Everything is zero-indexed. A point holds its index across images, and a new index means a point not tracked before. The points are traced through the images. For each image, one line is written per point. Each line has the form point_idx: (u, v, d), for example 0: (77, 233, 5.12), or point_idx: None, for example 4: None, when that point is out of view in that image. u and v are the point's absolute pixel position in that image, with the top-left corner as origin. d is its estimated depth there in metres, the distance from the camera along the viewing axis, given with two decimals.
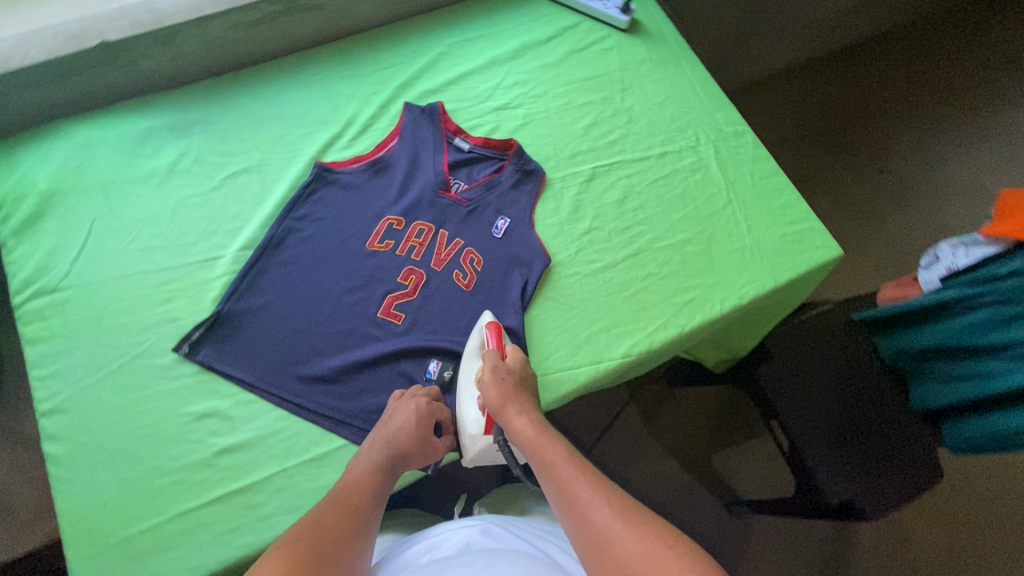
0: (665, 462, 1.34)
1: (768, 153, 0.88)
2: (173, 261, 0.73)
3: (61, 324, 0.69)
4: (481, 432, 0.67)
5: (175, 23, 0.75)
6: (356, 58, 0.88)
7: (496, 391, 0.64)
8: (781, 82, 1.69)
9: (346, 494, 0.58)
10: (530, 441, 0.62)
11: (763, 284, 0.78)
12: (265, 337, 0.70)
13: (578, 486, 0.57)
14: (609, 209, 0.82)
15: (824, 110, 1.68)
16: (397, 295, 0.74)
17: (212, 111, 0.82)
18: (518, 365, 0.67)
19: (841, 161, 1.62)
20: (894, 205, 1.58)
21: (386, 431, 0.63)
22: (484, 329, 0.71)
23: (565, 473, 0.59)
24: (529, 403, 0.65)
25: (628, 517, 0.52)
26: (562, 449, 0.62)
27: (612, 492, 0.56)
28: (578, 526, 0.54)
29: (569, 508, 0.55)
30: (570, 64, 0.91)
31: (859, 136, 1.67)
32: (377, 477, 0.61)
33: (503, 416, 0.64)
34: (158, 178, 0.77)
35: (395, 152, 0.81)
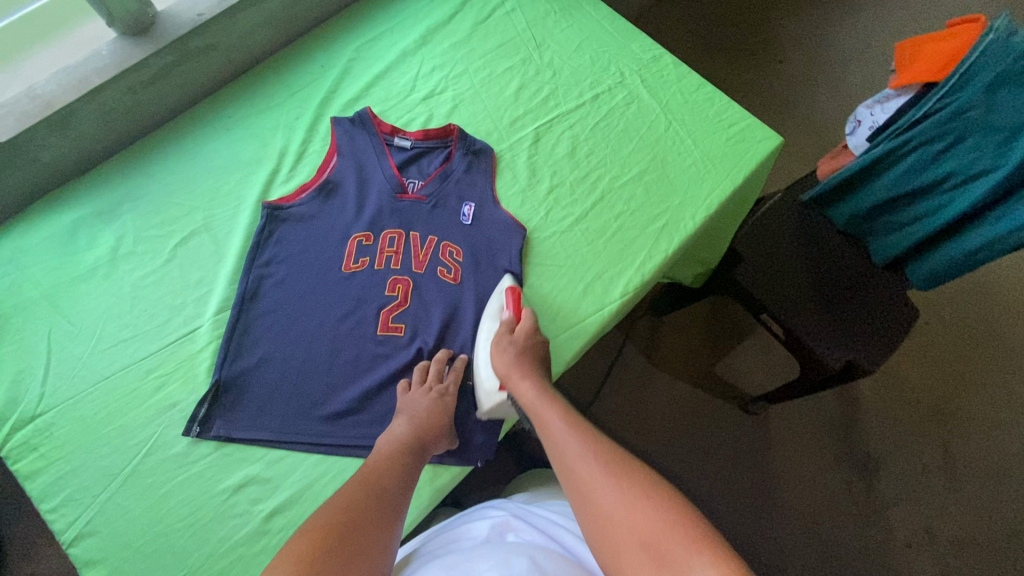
0: (677, 387, 1.39)
1: (690, 68, 0.91)
2: (151, 347, 0.69)
3: (55, 447, 0.64)
4: (495, 388, 0.68)
5: (67, 104, 0.70)
6: (266, 89, 0.85)
7: (504, 358, 0.67)
8: (666, 5, 1.74)
9: (369, 479, 0.59)
10: (531, 404, 0.63)
11: (725, 190, 0.82)
12: (274, 391, 0.68)
13: (571, 444, 0.59)
14: (563, 164, 0.83)
15: (714, 18, 1.74)
16: (391, 308, 0.73)
17: (135, 184, 0.77)
18: (524, 335, 0.69)
19: (744, 61, 1.69)
20: (801, 88, 1.66)
21: (410, 418, 0.65)
22: (504, 293, 0.73)
23: (562, 433, 0.60)
24: (537, 371, 0.66)
25: (616, 480, 0.54)
26: (559, 412, 0.63)
27: (603, 453, 0.57)
28: (574, 487, 0.56)
29: (567, 470, 0.57)
30: (480, 36, 0.90)
31: (752, 33, 1.73)
32: (404, 460, 0.62)
33: (510, 382, 0.65)
34: (102, 269, 0.72)
35: (340, 170, 0.79)
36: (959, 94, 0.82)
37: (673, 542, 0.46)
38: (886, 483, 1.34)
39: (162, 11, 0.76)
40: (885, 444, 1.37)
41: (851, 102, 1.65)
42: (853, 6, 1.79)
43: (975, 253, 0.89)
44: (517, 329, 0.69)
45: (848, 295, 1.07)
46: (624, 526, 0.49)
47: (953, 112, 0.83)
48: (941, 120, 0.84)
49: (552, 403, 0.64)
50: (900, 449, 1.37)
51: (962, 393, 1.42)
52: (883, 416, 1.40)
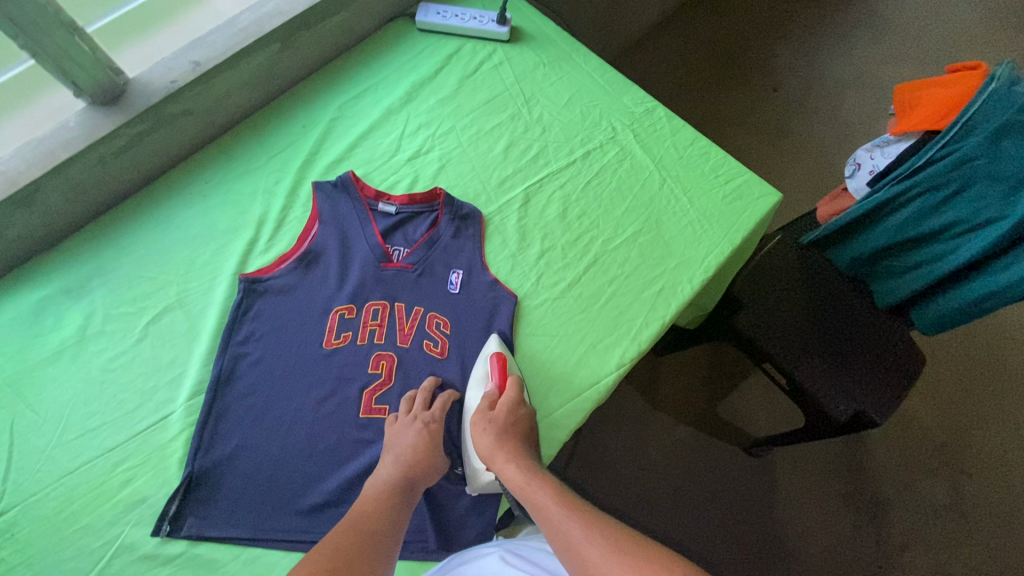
0: (678, 430, 1.35)
1: (683, 121, 0.88)
2: (120, 437, 0.66)
3: (13, 552, 0.60)
4: (485, 468, 0.64)
5: (31, 180, 0.67)
6: (246, 151, 0.82)
7: (487, 438, 0.62)
8: (659, 36, 1.72)
9: (361, 524, 0.56)
10: (518, 488, 0.59)
11: (723, 251, 0.79)
12: (250, 483, 0.64)
13: (570, 529, 0.55)
14: (554, 225, 0.80)
15: (707, 49, 1.72)
16: (375, 387, 0.69)
17: (106, 257, 0.74)
18: (506, 410, 0.64)
19: (738, 90, 1.67)
20: (797, 118, 1.64)
21: (396, 453, 0.62)
22: (489, 360, 0.69)
23: (556, 515, 0.57)
24: (522, 451, 0.62)
25: (619, 554, 0.51)
26: (549, 492, 0.59)
27: (600, 530, 0.54)
28: (573, 560, 0.53)
29: (566, 549, 0.54)
30: (467, 91, 0.88)
31: (746, 63, 1.71)
32: (394, 498, 0.59)
33: (496, 466, 0.61)
34: (69, 351, 0.69)
35: (321, 238, 0.76)
36: (964, 141, 0.79)
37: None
38: (897, 528, 1.30)
39: (133, 78, 0.73)
40: (894, 486, 1.33)
41: (848, 131, 1.62)
42: (847, 34, 1.78)
43: (981, 302, 0.84)
44: (499, 404, 0.65)
45: (854, 342, 1.02)
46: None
47: (958, 159, 0.79)
48: (945, 168, 0.81)
49: (543, 482, 0.60)
50: (910, 491, 1.33)
51: (972, 433, 1.38)
52: (890, 456, 1.36)
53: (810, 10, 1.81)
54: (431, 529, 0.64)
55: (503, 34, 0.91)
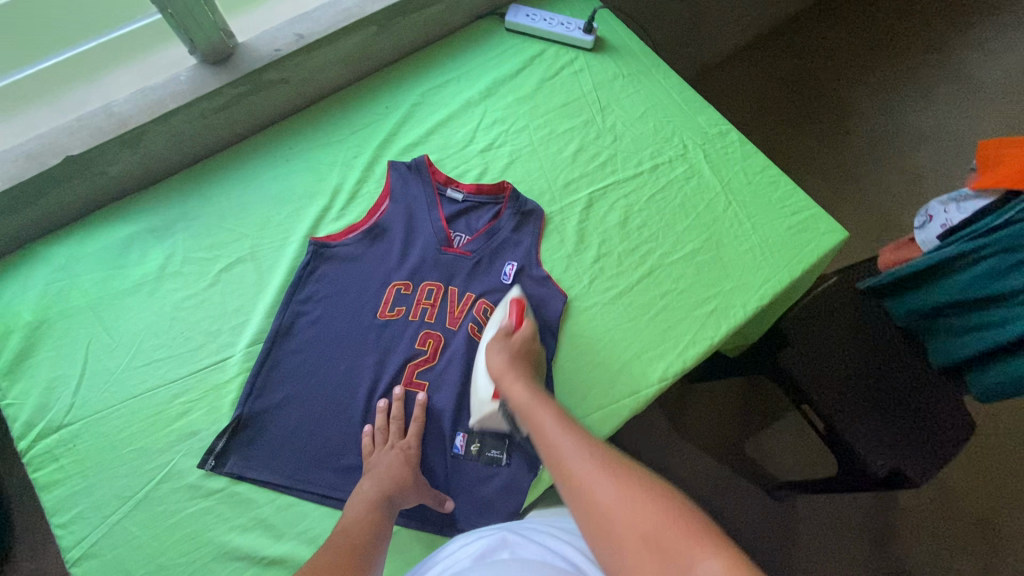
0: (701, 460, 1.33)
1: (756, 147, 0.88)
2: (181, 371, 0.70)
3: (74, 462, 0.65)
4: (488, 397, 0.66)
5: (139, 124, 0.72)
6: (330, 123, 0.86)
7: (499, 359, 0.64)
8: (735, 63, 1.71)
9: (346, 536, 0.56)
10: (523, 406, 0.59)
11: (780, 281, 0.78)
12: (292, 434, 0.68)
13: (566, 444, 0.54)
14: (613, 233, 0.81)
15: (783, 83, 1.70)
16: (418, 363, 0.71)
17: (191, 204, 0.79)
18: (521, 341, 0.67)
19: (808, 127, 1.64)
20: (865, 164, 1.60)
21: (375, 474, 0.62)
22: (508, 305, 0.71)
23: (554, 431, 0.55)
24: (529, 375, 0.63)
25: (610, 472, 0.51)
26: (554, 409, 0.58)
27: (601, 452, 0.53)
28: (565, 483, 0.52)
29: (560, 469, 0.52)
30: (545, 93, 0.89)
31: (820, 102, 1.68)
32: (375, 519, 0.59)
33: (501, 385, 0.62)
34: (148, 285, 0.74)
35: (390, 215, 0.79)
36: None
37: (672, 536, 0.44)
38: None
39: (242, 43, 0.79)
40: (923, 556, 1.27)
41: (919, 183, 1.57)
42: (931, 84, 1.73)
43: None
44: (515, 335, 0.67)
45: (897, 397, 0.99)
46: (626, 518, 0.46)
47: None
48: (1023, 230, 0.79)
49: (546, 404, 0.59)
50: (935, 564, 1.27)
51: (1015, 515, 1.31)
52: (922, 524, 1.30)
53: (893, 56, 1.77)
54: (457, 508, 0.66)
55: (587, 41, 0.93)
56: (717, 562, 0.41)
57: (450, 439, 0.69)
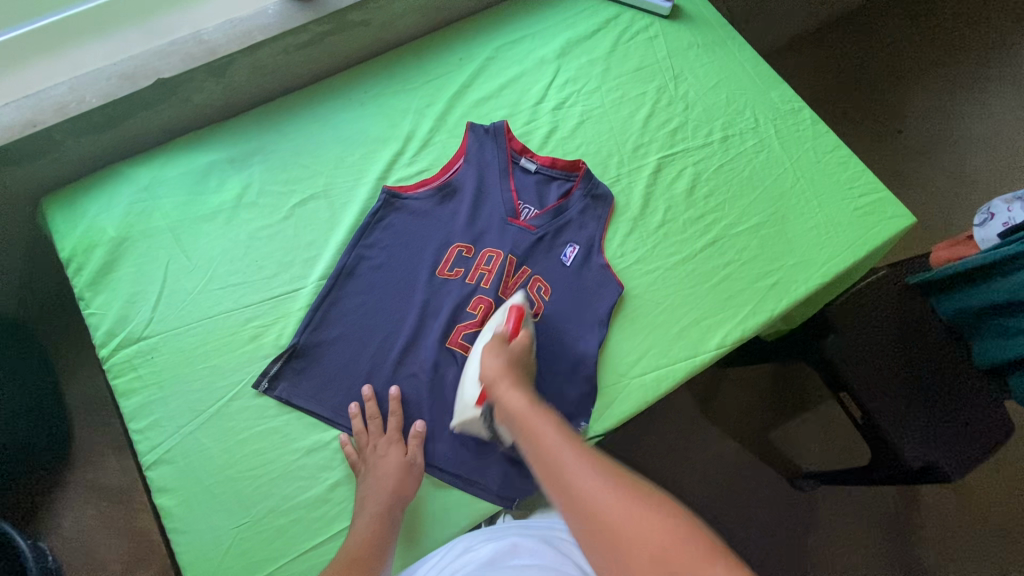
0: (726, 443, 1.33)
1: (828, 127, 0.87)
2: (254, 297, 0.72)
3: (151, 373, 0.68)
4: (473, 401, 0.65)
5: (228, 53, 0.74)
6: (404, 70, 0.86)
7: (495, 363, 0.62)
8: (796, 48, 1.63)
9: (349, 555, 0.58)
10: (517, 412, 0.56)
11: (844, 260, 0.79)
12: (343, 369, 0.70)
13: (572, 463, 0.50)
14: (680, 201, 0.81)
15: (841, 72, 1.62)
16: (465, 325, 0.73)
17: (267, 138, 0.80)
18: (518, 349, 0.65)
19: (862, 121, 1.58)
20: (918, 163, 1.54)
21: (367, 483, 0.63)
22: (509, 309, 0.69)
23: (558, 446, 0.52)
24: (523, 382, 0.61)
25: (614, 484, 0.48)
26: (550, 419, 0.55)
27: (601, 465, 0.50)
28: (555, 488, 0.49)
29: (555, 482, 0.49)
30: (619, 56, 0.89)
31: (877, 95, 1.61)
32: (382, 532, 0.61)
33: (494, 389, 0.60)
34: (225, 213, 0.76)
35: (462, 174, 0.80)
36: None
37: (686, 561, 0.41)
38: None
39: None
40: (938, 555, 1.28)
41: (971, 187, 1.52)
42: (1000, 86, 1.63)
43: None
44: (514, 341, 0.65)
45: (937, 391, 0.98)
46: (637, 545, 0.43)
47: None
48: None
49: (545, 413, 0.56)
50: (951, 563, 1.27)
51: None
52: (943, 525, 1.30)
53: (962, 54, 1.68)
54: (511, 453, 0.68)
55: (665, 8, 0.92)
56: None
57: None
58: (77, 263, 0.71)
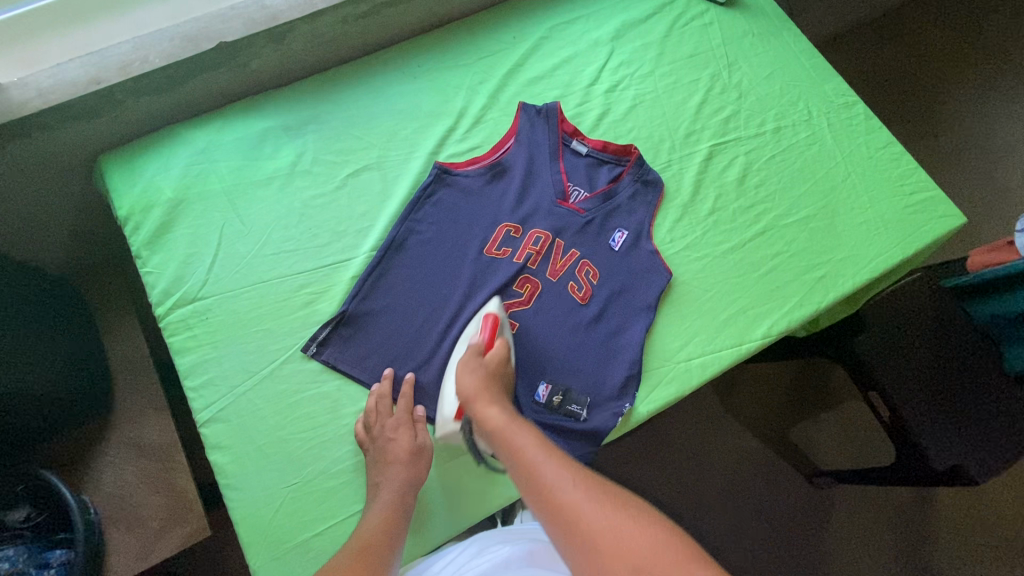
0: (746, 438, 1.32)
1: (881, 124, 0.86)
2: (307, 264, 0.73)
3: (206, 333, 0.69)
4: (453, 417, 0.65)
5: (290, 20, 0.75)
6: (458, 46, 0.86)
7: (471, 379, 0.63)
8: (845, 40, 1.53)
9: (363, 540, 0.57)
10: (496, 430, 0.59)
11: (892, 257, 0.78)
12: (390, 340, 0.71)
13: (548, 472, 0.54)
14: (730, 190, 0.81)
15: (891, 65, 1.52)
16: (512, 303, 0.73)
17: (321, 108, 0.80)
18: (496, 364, 0.65)
19: (913, 116, 1.47)
20: (971, 161, 1.43)
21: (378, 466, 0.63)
22: (482, 320, 0.69)
23: (534, 455, 0.56)
24: (502, 398, 0.63)
25: (593, 498, 0.51)
26: (528, 435, 0.58)
27: (578, 479, 0.53)
28: (543, 512, 0.52)
29: (535, 493, 0.53)
30: (674, 42, 0.89)
31: (927, 89, 1.50)
32: (394, 516, 0.60)
33: (473, 407, 0.61)
34: (279, 179, 0.76)
35: (513, 154, 0.80)
36: None
37: (660, 564, 0.45)
38: None
39: None
40: (952, 559, 1.28)
41: None
42: None
43: None
44: (488, 356, 0.65)
45: (966, 391, 0.94)
46: (615, 548, 0.47)
47: None
48: None
49: (523, 428, 0.59)
50: (964, 567, 1.28)
51: None
52: (959, 530, 1.30)
53: (1008, 53, 1.56)
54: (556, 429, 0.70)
55: None
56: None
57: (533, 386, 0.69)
58: (135, 222, 0.72)
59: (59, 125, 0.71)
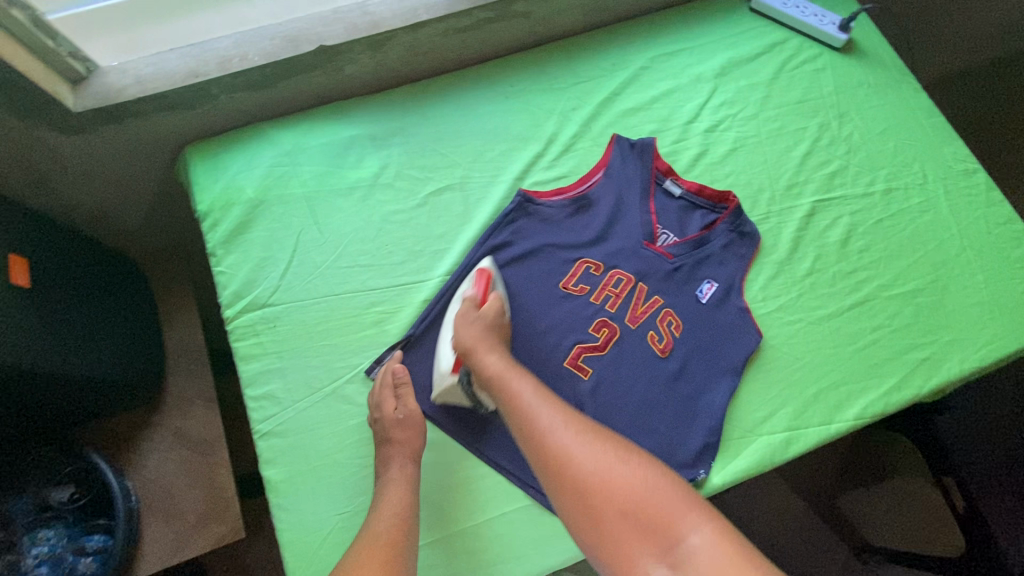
0: (788, 499, 1.22)
1: (1004, 197, 0.79)
2: (381, 282, 0.70)
3: (273, 342, 0.67)
4: (450, 370, 0.64)
5: (391, 29, 0.73)
6: (554, 68, 0.83)
7: (472, 329, 0.63)
8: None
9: (380, 529, 0.55)
10: (496, 376, 0.59)
11: (1005, 346, 0.71)
12: None
13: (544, 417, 0.55)
14: (832, 251, 0.75)
15: None
16: (587, 347, 0.68)
17: (409, 120, 0.78)
18: (492, 312, 0.64)
19: None
20: None
21: (383, 449, 0.61)
22: (476, 275, 0.68)
23: (532, 402, 0.56)
24: (503, 347, 0.62)
25: (595, 441, 0.53)
26: (527, 381, 0.58)
27: (572, 419, 0.55)
28: (538, 451, 0.53)
29: (524, 419, 0.55)
30: (782, 85, 0.83)
31: None
32: (406, 497, 0.58)
33: (473, 355, 0.61)
34: (361, 190, 0.74)
35: (600, 188, 0.75)
36: None
37: (656, 506, 0.48)
38: None
39: None
40: None
41: None
42: None
43: None
44: (483, 307, 0.65)
45: None
46: (609, 488, 0.50)
47: None
48: None
49: (522, 373, 0.59)
50: None
51: None
52: None
53: None
54: None
55: (838, 40, 0.85)
56: (709, 529, 0.47)
57: None
58: (214, 219, 0.71)
59: (153, 113, 0.71)
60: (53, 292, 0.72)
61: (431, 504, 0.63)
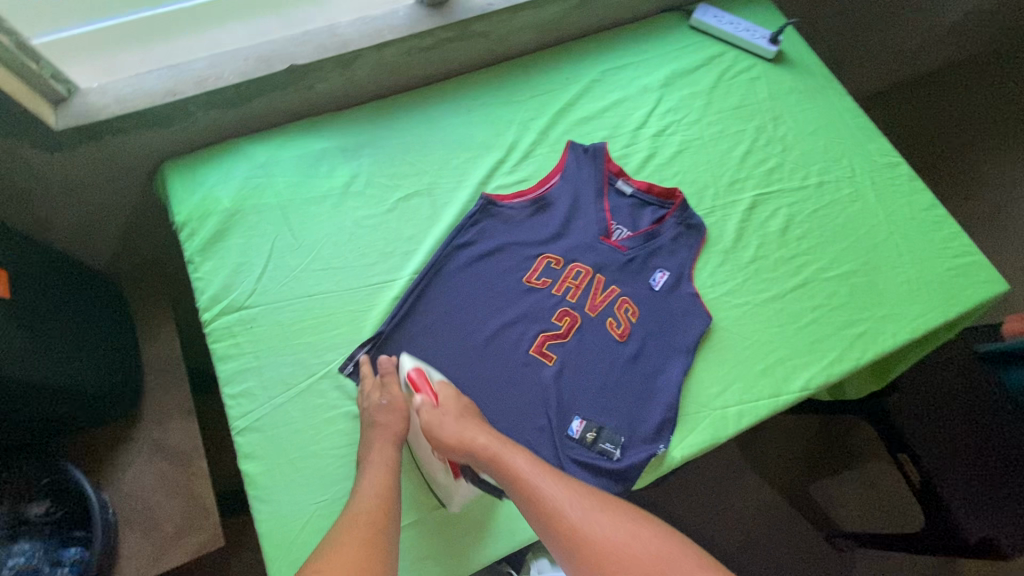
0: (761, 491, 1.24)
1: (925, 186, 0.87)
2: (353, 283, 0.74)
3: (250, 342, 0.70)
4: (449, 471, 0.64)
5: (358, 48, 0.79)
6: (513, 82, 0.89)
7: (449, 427, 0.61)
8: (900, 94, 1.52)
9: (360, 506, 0.57)
10: (489, 457, 0.60)
11: (933, 318, 0.78)
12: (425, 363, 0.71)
13: (549, 492, 0.57)
14: (773, 239, 0.81)
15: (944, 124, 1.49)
16: (550, 335, 0.72)
17: (378, 133, 0.83)
18: (449, 400, 0.64)
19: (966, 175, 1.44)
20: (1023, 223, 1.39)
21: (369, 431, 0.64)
22: (409, 376, 0.67)
23: (533, 477, 0.58)
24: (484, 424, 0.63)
25: (603, 511, 0.56)
26: (521, 456, 0.60)
27: (571, 491, 0.58)
28: (550, 529, 0.55)
29: (526, 494, 0.57)
30: (721, 93, 0.91)
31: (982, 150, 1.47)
32: (387, 472, 0.61)
33: (461, 450, 0.61)
34: (333, 198, 0.78)
35: (557, 190, 0.81)
36: None
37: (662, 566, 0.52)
38: None
39: None
40: None
41: None
42: None
43: None
44: (438, 403, 0.64)
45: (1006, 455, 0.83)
46: (618, 555, 0.53)
47: None
48: None
49: (515, 448, 0.61)
50: None
51: None
52: None
53: None
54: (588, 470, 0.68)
55: (769, 52, 0.94)
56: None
57: (566, 422, 0.69)
58: (191, 229, 0.74)
59: (131, 131, 0.74)
60: (33, 308, 0.74)
61: (406, 490, 0.66)
